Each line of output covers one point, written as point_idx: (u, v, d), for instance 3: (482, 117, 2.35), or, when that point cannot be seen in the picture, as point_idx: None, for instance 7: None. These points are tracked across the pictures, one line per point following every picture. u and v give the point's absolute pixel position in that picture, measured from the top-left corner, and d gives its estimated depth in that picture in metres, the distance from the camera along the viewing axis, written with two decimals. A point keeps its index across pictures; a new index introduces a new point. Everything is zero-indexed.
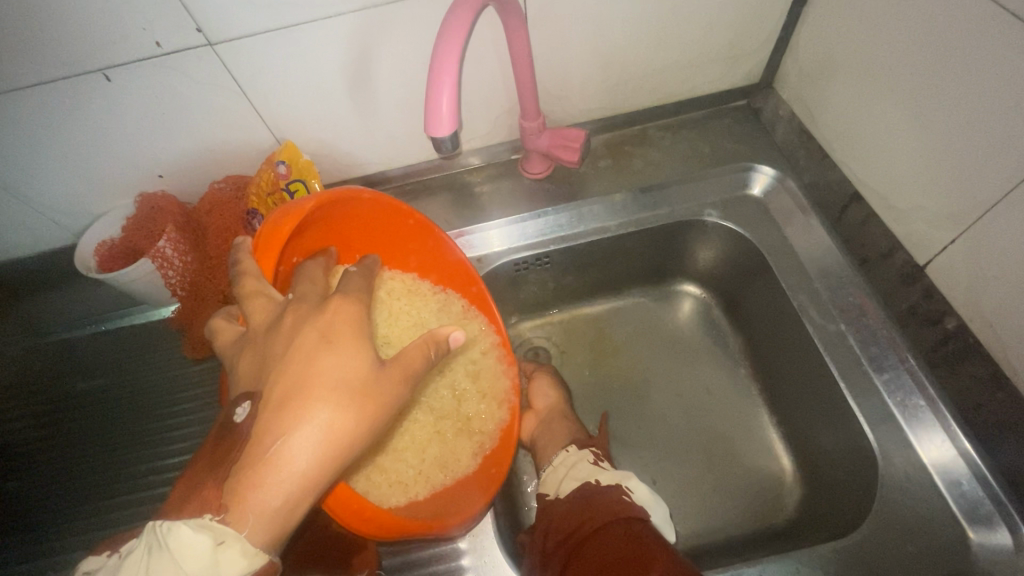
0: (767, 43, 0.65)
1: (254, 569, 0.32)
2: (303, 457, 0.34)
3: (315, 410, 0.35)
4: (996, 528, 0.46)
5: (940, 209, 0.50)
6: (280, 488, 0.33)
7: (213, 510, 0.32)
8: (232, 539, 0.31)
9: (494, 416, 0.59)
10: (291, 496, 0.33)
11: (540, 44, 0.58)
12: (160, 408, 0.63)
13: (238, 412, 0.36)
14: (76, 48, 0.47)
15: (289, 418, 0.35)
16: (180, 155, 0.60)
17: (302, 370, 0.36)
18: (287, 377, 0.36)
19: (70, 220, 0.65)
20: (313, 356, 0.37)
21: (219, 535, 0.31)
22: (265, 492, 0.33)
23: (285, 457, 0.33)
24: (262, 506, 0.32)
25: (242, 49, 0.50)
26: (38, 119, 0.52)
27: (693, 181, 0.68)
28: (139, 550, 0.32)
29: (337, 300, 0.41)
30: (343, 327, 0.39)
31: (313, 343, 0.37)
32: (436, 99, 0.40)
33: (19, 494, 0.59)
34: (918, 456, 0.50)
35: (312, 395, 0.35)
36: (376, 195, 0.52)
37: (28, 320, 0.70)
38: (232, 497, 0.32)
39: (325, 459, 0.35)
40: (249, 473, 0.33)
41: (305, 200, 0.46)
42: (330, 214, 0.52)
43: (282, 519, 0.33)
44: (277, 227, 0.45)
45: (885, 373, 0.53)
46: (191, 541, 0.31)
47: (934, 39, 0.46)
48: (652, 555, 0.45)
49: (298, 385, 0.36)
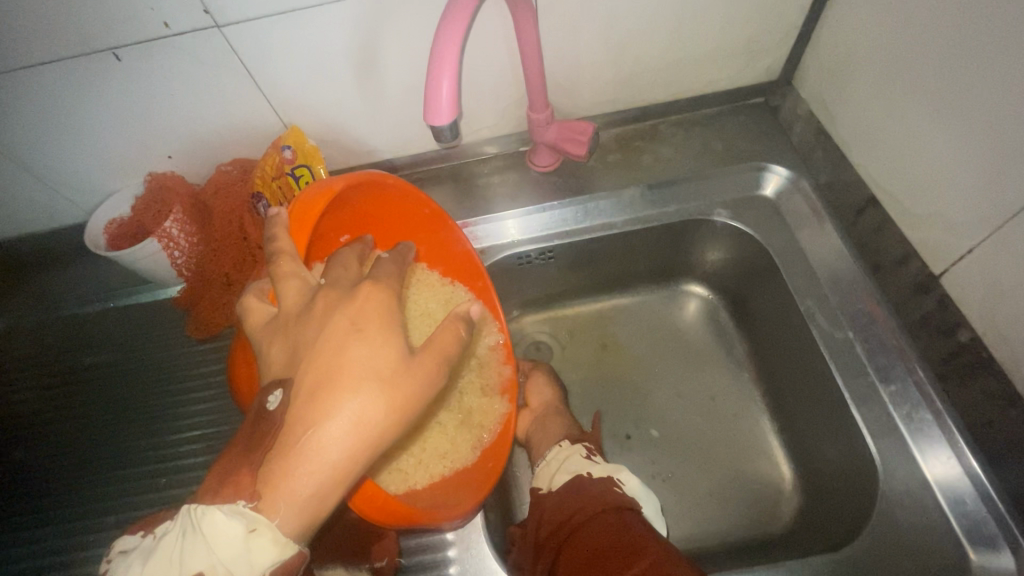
0: (785, 39, 0.63)
1: (285, 559, 0.32)
2: (333, 449, 0.33)
3: (345, 400, 0.33)
4: (999, 549, 0.45)
5: (959, 216, 0.48)
6: (310, 478, 0.32)
7: (246, 498, 0.32)
8: (264, 526, 0.31)
9: (494, 411, 0.59)
10: (321, 486, 0.32)
11: (549, 34, 0.57)
12: (163, 386, 0.64)
13: (270, 400, 0.34)
14: (85, 28, 0.48)
15: (319, 408, 0.33)
16: (189, 138, 0.61)
17: (333, 359, 0.35)
18: (318, 365, 0.35)
19: (82, 198, 0.66)
20: (344, 345, 0.35)
21: (251, 523, 0.31)
22: (295, 480, 0.32)
23: (315, 448, 0.32)
24: (291, 495, 0.32)
25: (250, 32, 0.50)
26: (49, 96, 0.53)
27: (705, 179, 0.66)
28: (174, 530, 0.32)
29: (370, 287, 0.39)
30: (374, 316, 0.37)
31: (344, 332, 0.36)
32: (435, 87, 0.40)
33: (26, 463, 0.61)
34: (922, 472, 0.48)
35: (343, 385, 0.34)
36: (401, 181, 0.52)
37: (40, 295, 0.72)
38: (265, 484, 0.32)
39: (356, 450, 0.33)
40: (281, 461, 0.32)
41: (338, 180, 0.48)
42: (357, 198, 0.52)
43: (313, 508, 0.33)
44: (311, 206, 0.46)
45: (892, 384, 0.52)
46: (223, 527, 0.31)
47: (961, 36, 0.44)
48: (643, 543, 0.45)
49: (328, 374, 0.34)
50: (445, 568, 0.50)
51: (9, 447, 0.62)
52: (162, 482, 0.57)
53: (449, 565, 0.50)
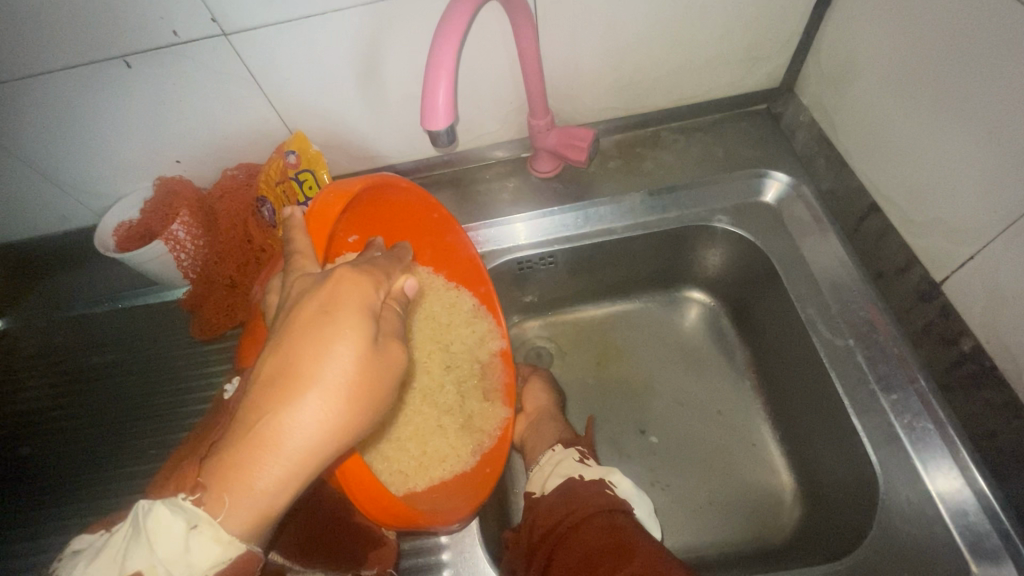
0: (787, 47, 0.63)
1: (231, 556, 0.30)
2: (291, 443, 0.30)
3: (308, 389, 0.31)
4: (1002, 563, 0.44)
5: (961, 223, 0.48)
6: (266, 472, 0.30)
7: (188, 490, 0.29)
8: (207, 526, 0.29)
9: (495, 415, 0.59)
10: (278, 481, 0.30)
11: (549, 42, 0.57)
12: (168, 385, 0.65)
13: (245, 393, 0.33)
14: (98, 37, 0.49)
15: (277, 398, 0.30)
16: (197, 143, 0.62)
17: (297, 346, 0.32)
18: (281, 352, 0.32)
19: (93, 201, 0.68)
20: (309, 331, 0.32)
21: (193, 519, 0.29)
22: (249, 475, 0.30)
23: (272, 439, 0.30)
24: (245, 489, 0.30)
25: (257, 40, 0.52)
26: (62, 102, 0.55)
27: (706, 185, 0.66)
28: (121, 530, 0.30)
29: (346, 269, 0.36)
30: (347, 300, 0.34)
31: (311, 317, 0.33)
32: (432, 93, 0.40)
33: (30, 459, 0.62)
34: (924, 485, 0.47)
35: (304, 375, 0.31)
36: (412, 184, 0.53)
37: (51, 296, 0.74)
38: (214, 476, 0.30)
39: (316, 442, 0.31)
40: (235, 452, 0.30)
41: (355, 182, 0.47)
42: (371, 200, 0.51)
43: (266, 507, 0.30)
44: (330, 206, 0.45)
45: (893, 394, 0.51)
46: (164, 524, 0.28)
47: (961, 42, 0.44)
48: (632, 547, 0.45)
49: (291, 362, 0.31)
50: (439, 570, 0.49)
51: (15, 443, 0.63)
52: None
53: (442, 568, 0.50)
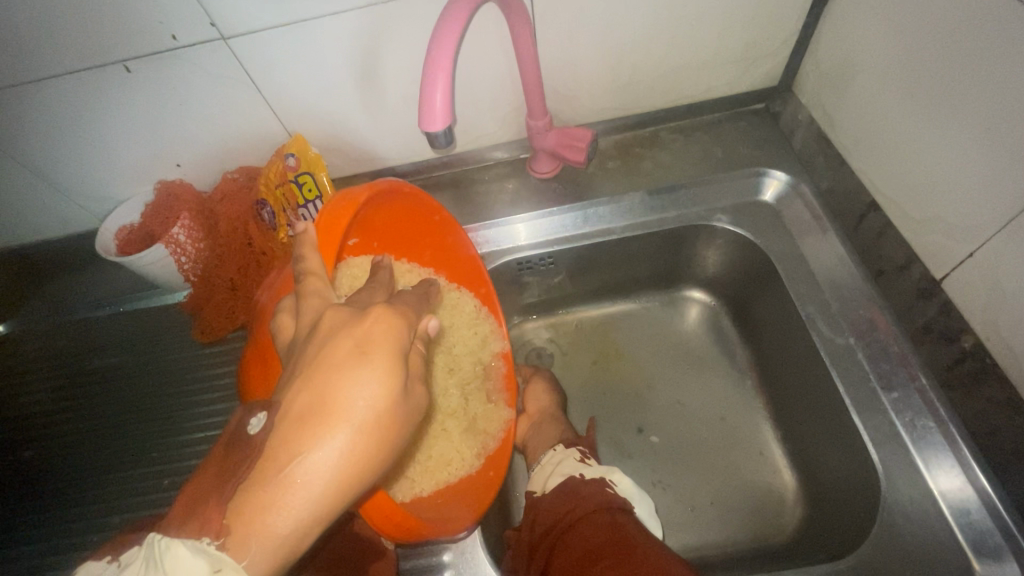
0: (785, 45, 0.63)
1: None
2: (320, 483, 0.27)
3: (337, 428, 0.28)
4: (1005, 561, 0.44)
5: (960, 220, 0.48)
6: (292, 512, 0.27)
7: (212, 533, 0.26)
8: (231, 570, 0.25)
9: (499, 418, 0.60)
10: (304, 524, 0.27)
11: (546, 42, 0.57)
12: (170, 388, 0.65)
13: (253, 422, 0.29)
14: (98, 42, 0.50)
15: (308, 434, 0.28)
16: (197, 147, 0.62)
17: (329, 381, 0.30)
18: (311, 388, 0.29)
19: (95, 205, 0.68)
20: (342, 369, 0.30)
21: (216, 563, 0.25)
22: (275, 515, 0.27)
23: (297, 479, 0.27)
24: (266, 531, 0.26)
25: (255, 44, 0.52)
26: (64, 108, 0.55)
27: (705, 184, 0.66)
28: (132, 565, 0.26)
29: (381, 308, 0.34)
30: (381, 338, 0.32)
31: (344, 354, 0.31)
32: (430, 95, 0.40)
33: (33, 463, 0.62)
34: (927, 484, 0.47)
35: (337, 412, 0.29)
36: (415, 189, 0.53)
37: (54, 300, 0.74)
38: (239, 516, 0.27)
39: (342, 486, 0.28)
40: (257, 492, 0.27)
41: (361, 190, 0.47)
42: (376, 207, 0.52)
43: (289, 551, 0.27)
44: (337, 215, 0.45)
45: (894, 392, 0.51)
46: (187, 565, 0.25)
47: (956, 39, 0.44)
48: (635, 544, 0.45)
49: (323, 398, 0.29)
50: (440, 572, 0.49)
51: (18, 448, 0.64)
52: (165, 482, 0.58)
53: (442, 569, 0.49)
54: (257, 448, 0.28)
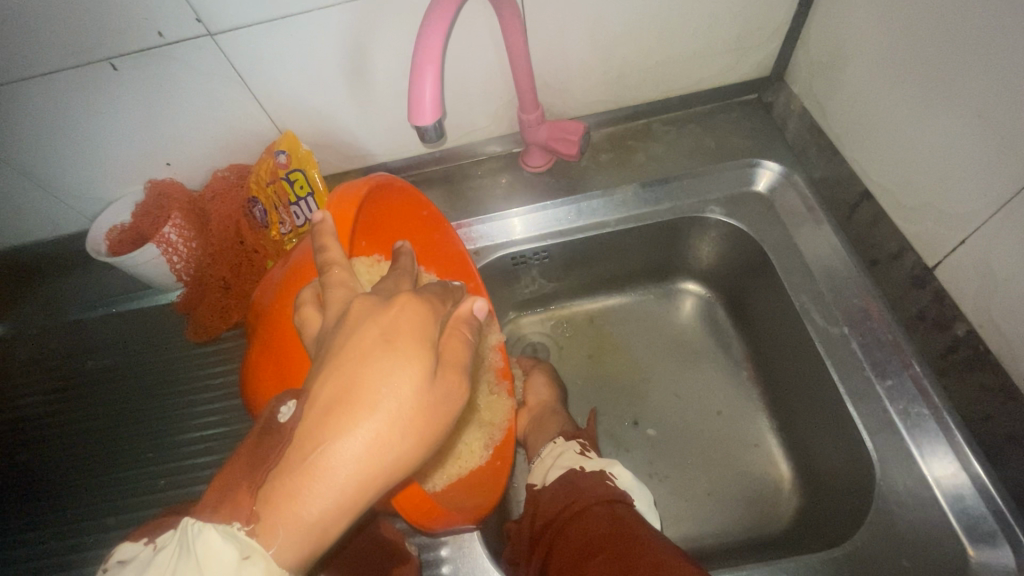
0: (776, 35, 0.63)
1: None
2: (345, 473, 0.27)
3: (364, 418, 0.28)
4: (999, 546, 0.44)
5: (952, 208, 0.48)
6: (319, 501, 0.27)
7: (244, 519, 0.27)
8: (260, 557, 0.26)
9: (504, 407, 0.60)
10: (331, 514, 0.27)
11: (537, 36, 0.57)
12: (167, 388, 0.65)
13: (282, 411, 0.29)
14: (82, 40, 0.49)
15: (334, 423, 0.28)
16: (186, 145, 0.62)
17: (355, 370, 0.29)
18: (337, 379, 0.29)
19: (83, 205, 0.68)
20: (368, 358, 0.30)
21: (246, 550, 0.26)
22: (301, 504, 0.27)
23: (324, 467, 0.27)
24: (295, 519, 0.27)
25: (242, 39, 0.51)
26: (47, 106, 0.55)
27: (698, 175, 0.66)
28: (167, 548, 0.27)
29: (408, 295, 0.33)
30: (407, 327, 0.31)
31: (371, 342, 0.30)
32: (419, 88, 0.40)
33: (27, 465, 0.62)
34: (921, 472, 0.47)
35: (362, 403, 0.28)
36: (407, 185, 0.53)
37: (46, 301, 0.74)
38: (267, 504, 0.27)
39: (368, 477, 0.28)
40: (286, 480, 0.27)
41: (359, 186, 0.48)
42: (374, 204, 0.52)
43: (318, 539, 0.27)
44: (341, 212, 0.46)
45: (888, 380, 0.51)
46: (217, 551, 0.26)
47: (946, 27, 0.44)
48: (636, 533, 0.46)
49: (349, 388, 0.29)
50: (438, 567, 0.48)
51: (10, 450, 0.63)
52: (160, 482, 0.58)
53: (441, 563, 0.49)
54: (285, 436, 0.28)
